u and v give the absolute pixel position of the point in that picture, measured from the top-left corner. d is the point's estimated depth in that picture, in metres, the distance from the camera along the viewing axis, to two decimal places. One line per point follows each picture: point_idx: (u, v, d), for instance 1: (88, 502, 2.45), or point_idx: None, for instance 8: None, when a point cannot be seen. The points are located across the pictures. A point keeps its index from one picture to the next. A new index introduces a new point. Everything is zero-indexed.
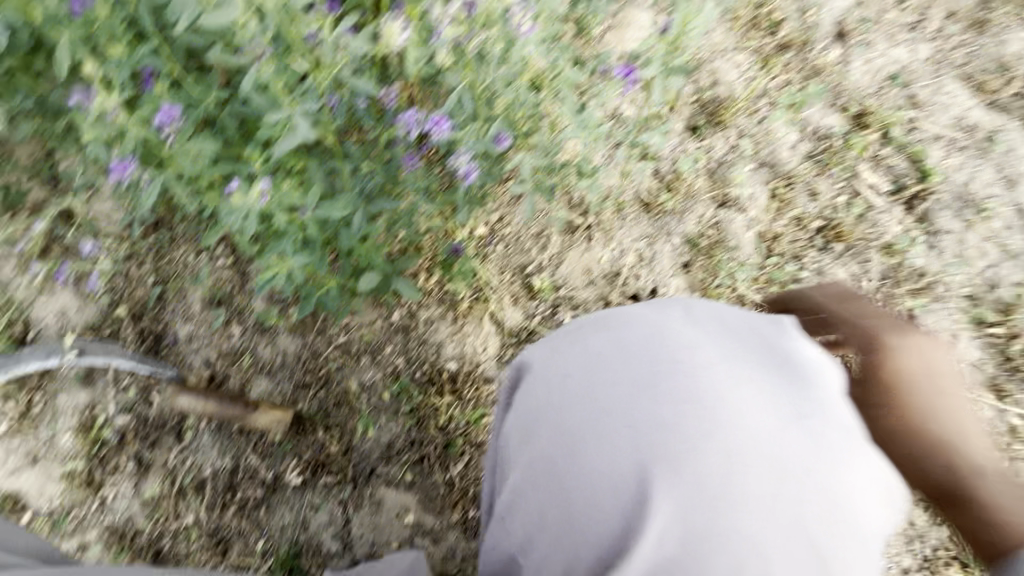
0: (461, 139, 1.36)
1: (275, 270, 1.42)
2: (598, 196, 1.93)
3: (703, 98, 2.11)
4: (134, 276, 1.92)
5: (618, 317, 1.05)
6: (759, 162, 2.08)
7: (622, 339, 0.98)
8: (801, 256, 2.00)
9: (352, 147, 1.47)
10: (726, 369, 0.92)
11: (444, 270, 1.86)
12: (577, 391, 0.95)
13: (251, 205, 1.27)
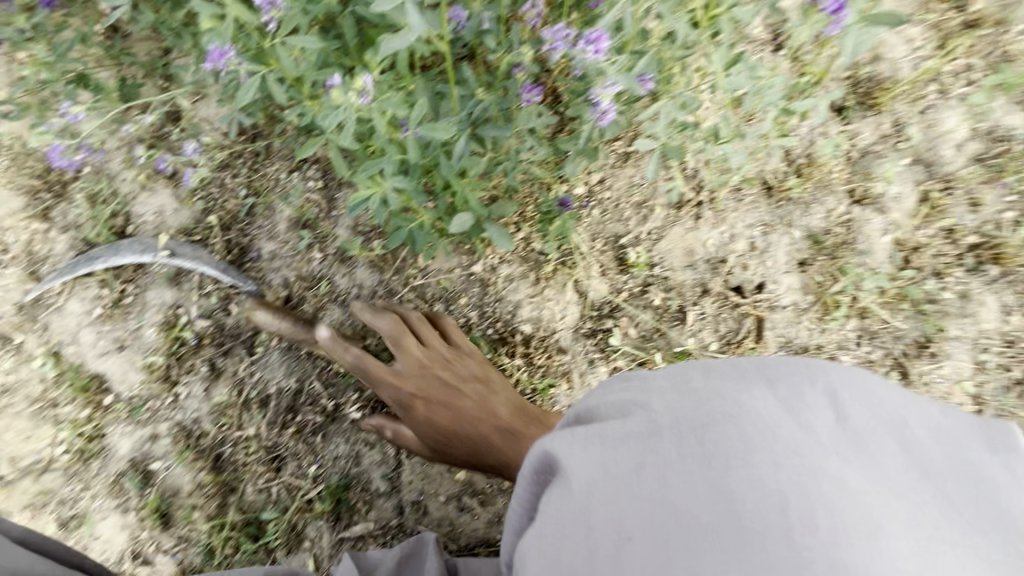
0: (602, 70, 1.21)
1: (367, 186, 1.36)
2: (720, 170, 1.73)
3: (859, 75, 1.82)
4: (229, 186, 1.93)
5: (679, 407, 0.80)
6: (913, 158, 1.78)
7: (741, 492, 0.70)
8: (943, 274, 1.72)
9: (468, 74, 1.39)
10: (781, 465, 0.71)
11: (544, 223, 1.74)
12: (658, 526, 0.72)
13: (352, 106, 1.17)
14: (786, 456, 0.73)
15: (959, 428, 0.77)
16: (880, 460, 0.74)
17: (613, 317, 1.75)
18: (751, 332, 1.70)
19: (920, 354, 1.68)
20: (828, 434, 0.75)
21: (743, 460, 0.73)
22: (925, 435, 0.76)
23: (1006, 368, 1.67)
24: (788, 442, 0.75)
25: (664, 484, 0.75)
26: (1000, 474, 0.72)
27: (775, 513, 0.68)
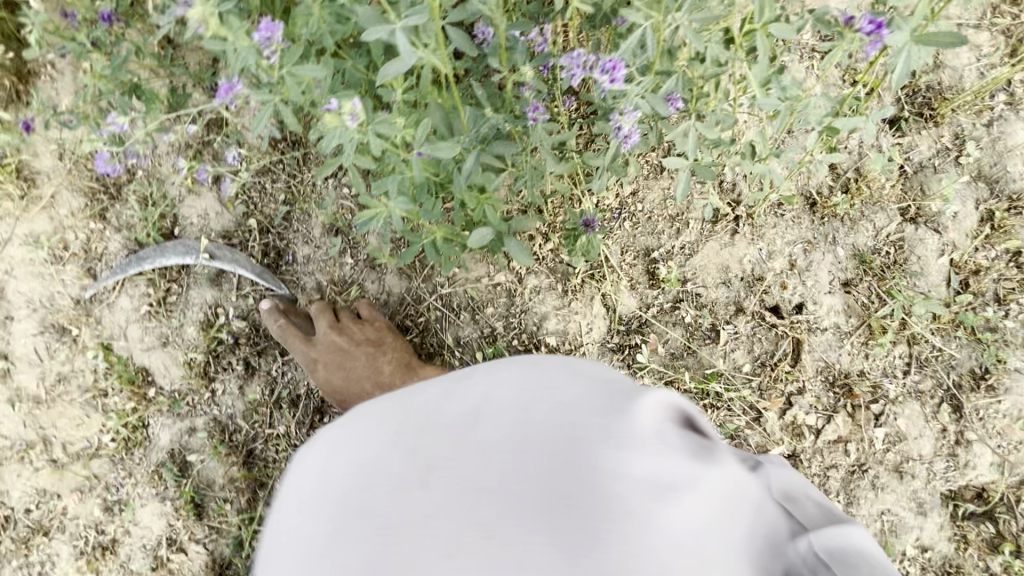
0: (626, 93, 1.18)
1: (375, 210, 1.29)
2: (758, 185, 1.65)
3: (917, 84, 1.70)
4: (268, 191, 1.99)
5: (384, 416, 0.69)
6: (974, 174, 1.65)
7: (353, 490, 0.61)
8: (1006, 300, 1.58)
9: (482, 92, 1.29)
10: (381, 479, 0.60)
11: (569, 240, 1.69)
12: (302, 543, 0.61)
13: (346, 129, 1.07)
14: (370, 427, 0.66)
15: (626, 395, 0.65)
16: (510, 452, 0.59)
17: (642, 333, 1.71)
18: (787, 354, 1.61)
19: (978, 386, 1.54)
20: (450, 410, 0.64)
21: (380, 435, 0.64)
22: (555, 416, 0.60)
23: None
24: (380, 412, 0.69)
25: (299, 481, 0.66)
26: (590, 430, 0.59)
27: (360, 477, 0.61)
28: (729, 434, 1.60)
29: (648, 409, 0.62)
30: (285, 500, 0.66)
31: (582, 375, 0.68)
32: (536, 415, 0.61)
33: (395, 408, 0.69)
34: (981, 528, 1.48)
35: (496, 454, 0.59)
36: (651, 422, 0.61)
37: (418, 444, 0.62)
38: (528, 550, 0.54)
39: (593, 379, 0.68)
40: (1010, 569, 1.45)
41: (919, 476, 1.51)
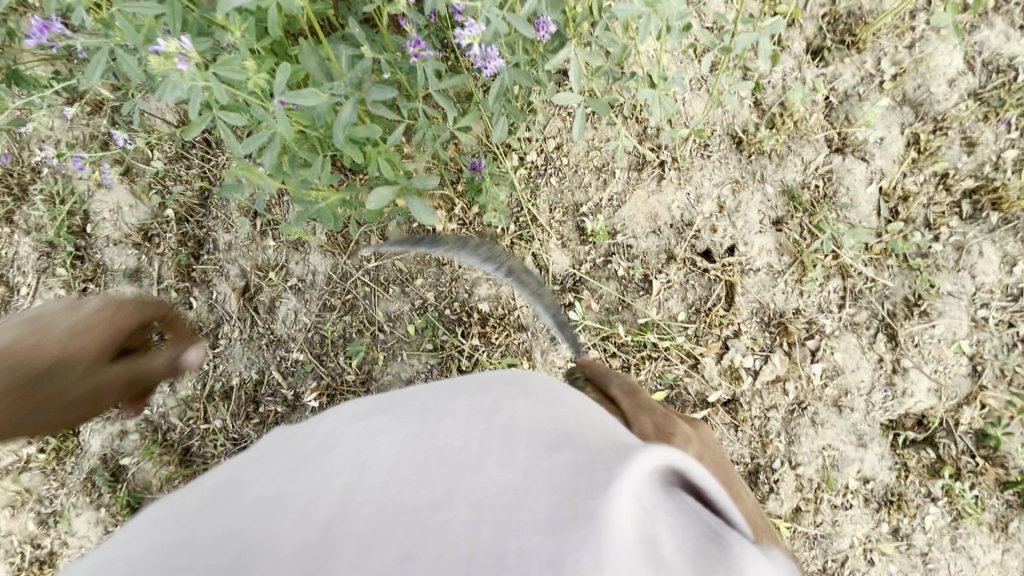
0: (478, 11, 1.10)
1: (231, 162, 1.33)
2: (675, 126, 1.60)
3: (837, 10, 1.65)
4: (182, 177, 1.88)
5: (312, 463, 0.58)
6: (898, 98, 1.62)
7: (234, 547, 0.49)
8: (936, 224, 1.56)
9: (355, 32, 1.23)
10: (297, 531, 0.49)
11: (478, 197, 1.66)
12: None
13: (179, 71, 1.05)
14: (258, 504, 0.53)
15: (599, 464, 0.51)
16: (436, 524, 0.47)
17: (577, 291, 1.65)
18: (720, 298, 1.58)
19: (910, 313, 1.52)
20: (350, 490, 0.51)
21: (245, 527, 0.50)
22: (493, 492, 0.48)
23: (1010, 324, 1.50)
24: (272, 485, 0.56)
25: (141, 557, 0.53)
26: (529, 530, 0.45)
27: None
28: (668, 384, 1.57)
29: (627, 492, 0.47)
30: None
31: (526, 443, 0.54)
32: (457, 509, 0.47)
33: (280, 487, 0.54)
34: (921, 454, 1.47)
35: (392, 568, 0.44)
36: (630, 515, 0.46)
37: (307, 545, 0.47)
38: None
39: (543, 446, 0.54)
40: (952, 493, 1.43)
41: (857, 409, 1.49)
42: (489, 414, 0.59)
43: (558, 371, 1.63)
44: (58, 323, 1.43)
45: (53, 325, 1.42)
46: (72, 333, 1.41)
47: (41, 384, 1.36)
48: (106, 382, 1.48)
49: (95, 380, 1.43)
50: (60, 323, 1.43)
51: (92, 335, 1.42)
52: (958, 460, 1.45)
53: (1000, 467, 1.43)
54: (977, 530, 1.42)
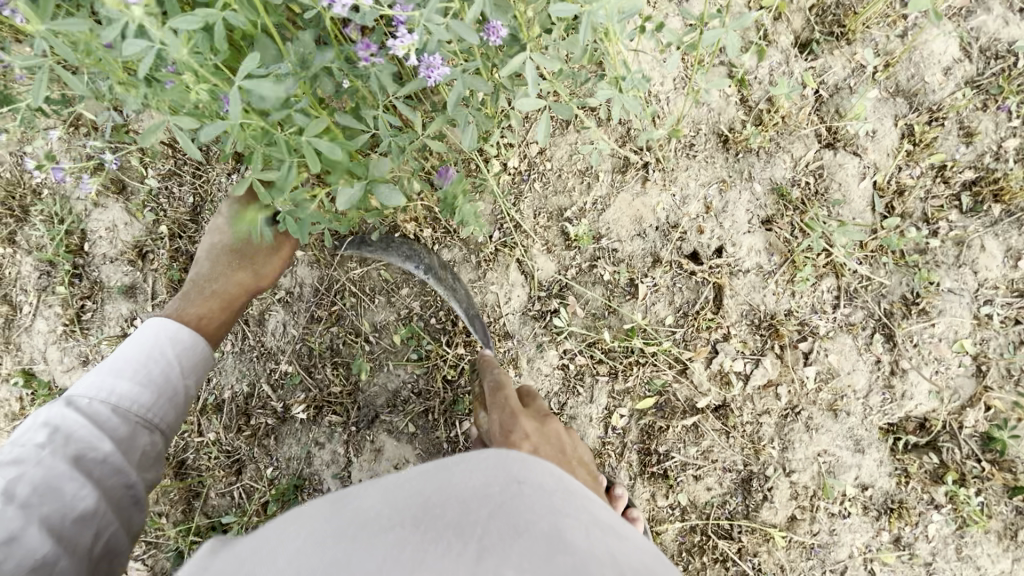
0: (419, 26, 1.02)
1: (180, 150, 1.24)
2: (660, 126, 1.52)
3: (824, 1, 1.60)
4: (176, 194, 1.92)
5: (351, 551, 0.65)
6: (892, 89, 1.55)
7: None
8: (934, 219, 1.49)
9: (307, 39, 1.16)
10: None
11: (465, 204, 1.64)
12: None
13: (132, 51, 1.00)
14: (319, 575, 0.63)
15: None
16: None
17: (563, 297, 1.63)
18: (709, 302, 1.54)
19: (908, 312, 1.46)
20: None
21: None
22: None
23: (1016, 321, 1.44)
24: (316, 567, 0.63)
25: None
26: None
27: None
28: (657, 390, 1.53)
29: None
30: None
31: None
32: None
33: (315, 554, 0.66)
34: (923, 459, 1.40)
35: None
36: None
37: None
38: None
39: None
40: (957, 499, 1.37)
41: (855, 413, 1.44)
42: (475, 565, 0.61)
43: (545, 378, 1.60)
44: (230, 242, 1.56)
45: (224, 243, 1.56)
46: (239, 234, 1.56)
47: (250, 264, 1.55)
48: (287, 249, 1.59)
49: (287, 240, 1.57)
50: (228, 236, 1.56)
51: (265, 225, 1.56)
52: (963, 465, 1.38)
53: (1007, 471, 1.36)
54: (984, 538, 1.36)
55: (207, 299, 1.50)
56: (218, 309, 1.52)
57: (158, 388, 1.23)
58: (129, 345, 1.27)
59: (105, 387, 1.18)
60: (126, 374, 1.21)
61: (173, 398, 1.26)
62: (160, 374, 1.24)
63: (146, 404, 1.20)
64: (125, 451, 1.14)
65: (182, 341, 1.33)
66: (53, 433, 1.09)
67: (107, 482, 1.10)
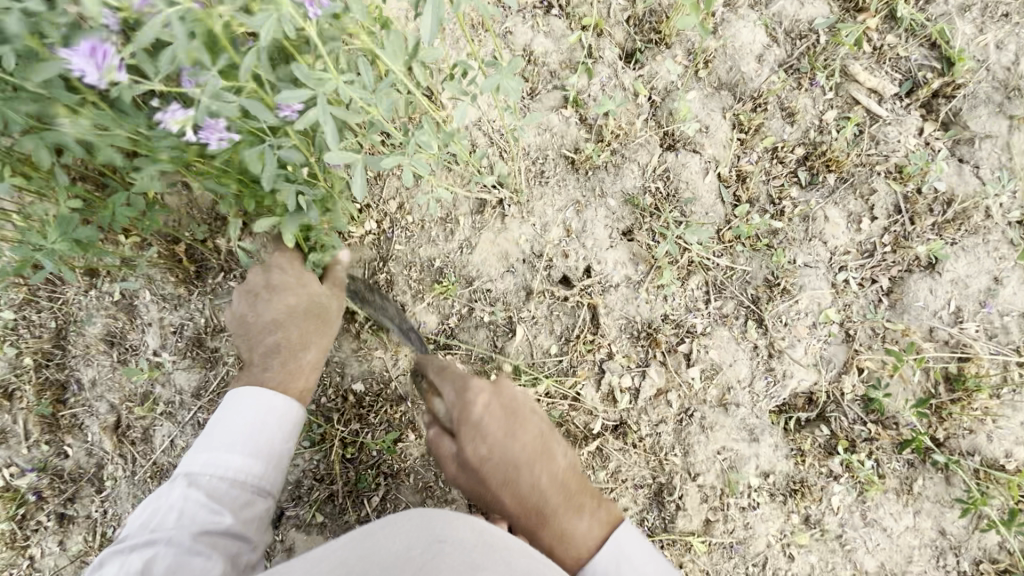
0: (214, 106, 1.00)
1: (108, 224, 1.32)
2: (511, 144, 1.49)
3: (638, 12, 1.65)
4: (33, 321, 1.74)
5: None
6: (716, 83, 1.60)
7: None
8: (778, 199, 1.54)
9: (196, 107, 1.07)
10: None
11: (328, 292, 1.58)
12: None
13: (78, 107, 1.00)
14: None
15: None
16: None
17: (449, 347, 1.59)
18: (587, 323, 1.54)
19: (771, 295, 1.50)
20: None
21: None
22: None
23: (872, 280, 1.49)
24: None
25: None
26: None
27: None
28: (557, 422, 1.52)
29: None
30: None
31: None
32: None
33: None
34: (815, 433, 1.43)
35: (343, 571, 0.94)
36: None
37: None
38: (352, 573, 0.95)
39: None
40: (852, 466, 1.41)
41: (743, 404, 1.46)
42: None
43: None
44: (271, 279, 1.39)
45: (293, 302, 1.39)
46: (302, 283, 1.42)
47: (317, 330, 1.41)
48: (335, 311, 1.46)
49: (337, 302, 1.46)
50: (294, 291, 1.40)
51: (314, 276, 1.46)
52: (849, 431, 1.42)
53: (891, 428, 1.41)
54: (881, 497, 1.40)
55: (290, 367, 1.34)
56: (307, 374, 1.39)
57: (267, 457, 1.20)
58: (236, 420, 1.20)
59: (221, 463, 1.15)
60: (234, 448, 1.17)
61: (283, 464, 1.24)
62: (265, 441, 1.20)
63: (261, 474, 1.18)
64: (246, 519, 1.13)
65: (282, 410, 1.25)
66: (166, 513, 1.06)
67: (228, 548, 1.09)
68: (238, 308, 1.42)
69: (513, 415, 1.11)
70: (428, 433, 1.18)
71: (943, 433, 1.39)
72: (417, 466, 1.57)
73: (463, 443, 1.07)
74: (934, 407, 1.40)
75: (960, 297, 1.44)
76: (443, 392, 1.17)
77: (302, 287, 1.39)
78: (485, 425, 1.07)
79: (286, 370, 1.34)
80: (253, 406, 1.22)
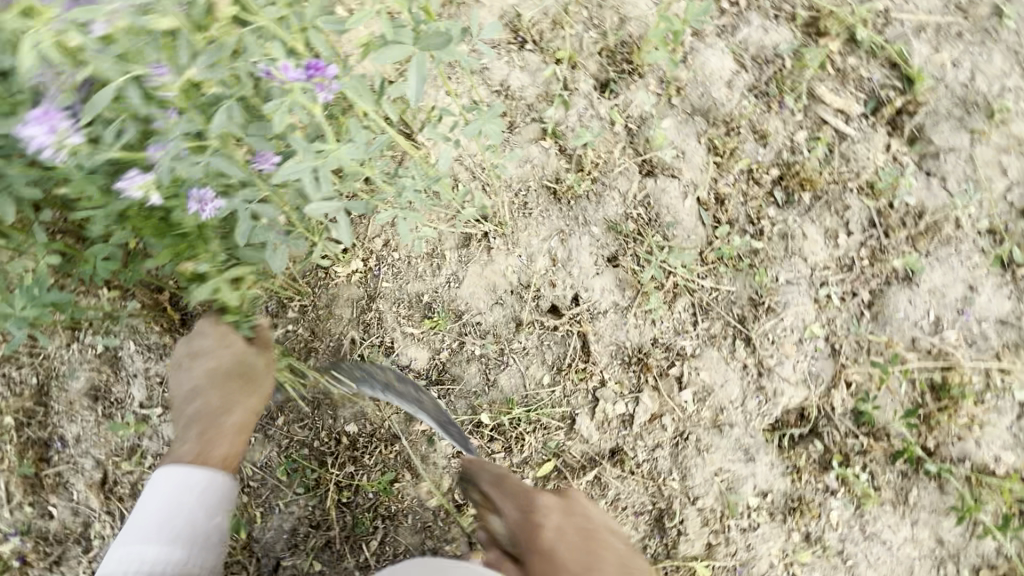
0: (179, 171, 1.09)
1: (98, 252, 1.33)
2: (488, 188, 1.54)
3: (610, 44, 1.70)
4: (14, 379, 1.70)
5: None
6: (689, 110, 1.64)
7: None
8: (757, 219, 1.57)
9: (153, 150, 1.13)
10: None
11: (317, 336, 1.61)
12: None
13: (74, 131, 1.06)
14: None
15: None
16: None
17: (441, 382, 1.58)
18: (577, 351, 1.55)
19: (756, 314, 1.52)
20: None
21: None
22: None
23: (853, 294, 1.52)
24: None
25: None
26: None
27: None
28: (554, 452, 1.52)
29: None
30: None
31: None
32: None
33: None
34: (809, 449, 1.45)
35: None
36: None
37: None
38: None
39: None
40: (847, 480, 1.42)
41: (737, 424, 1.47)
42: None
43: (443, 472, 1.55)
44: (194, 347, 1.41)
45: (220, 364, 1.39)
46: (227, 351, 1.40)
47: (252, 388, 1.40)
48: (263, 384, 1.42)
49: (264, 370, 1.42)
50: (224, 357, 1.40)
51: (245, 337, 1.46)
52: (842, 445, 1.44)
53: (883, 440, 1.42)
54: (878, 509, 1.41)
55: (205, 432, 1.31)
56: (237, 439, 1.35)
57: (188, 540, 1.18)
58: (149, 507, 1.21)
59: (136, 557, 1.13)
60: (153, 538, 1.16)
61: (206, 544, 1.21)
62: (184, 526, 1.19)
63: (182, 560, 1.15)
64: None
65: (200, 486, 1.25)
66: None
67: None
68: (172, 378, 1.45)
69: (591, 538, 1.19)
70: (489, 557, 1.22)
71: (934, 442, 1.41)
72: (415, 505, 1.55)
73: (536, 573, 1.10)
74: (923, 417, 1.42)
75: (938, 306, 1.47)
76: (502, 510, 1.22)
77: (226, 352, 1.40)
78: (559, 554, 1.11)
79: (206, 437, 1.31)
80: (170, 487, 1.23)
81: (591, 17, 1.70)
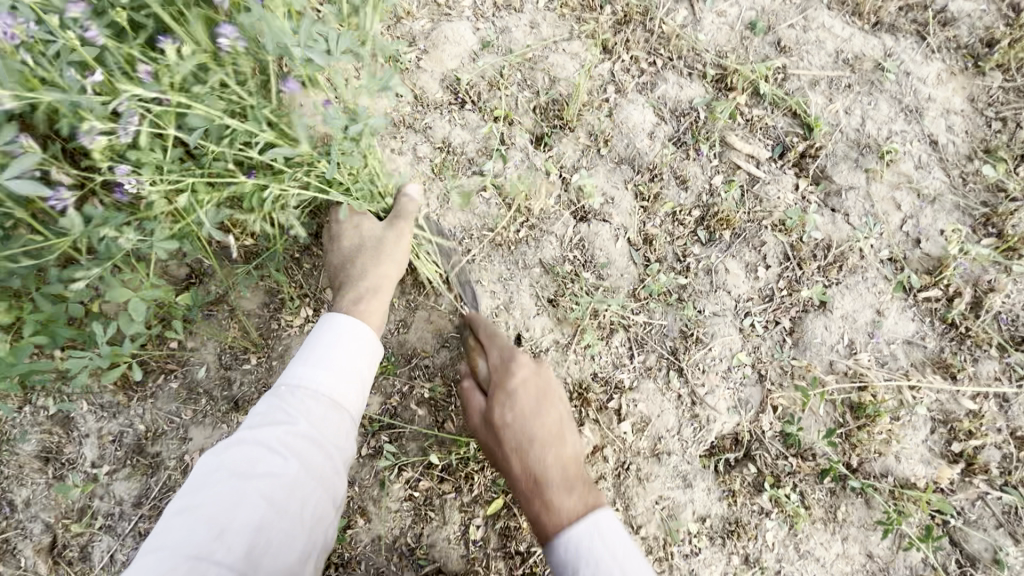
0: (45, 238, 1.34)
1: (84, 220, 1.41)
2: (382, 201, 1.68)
3: (542, 102, 1.84)
4: None
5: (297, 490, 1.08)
6: (616, 159, 1.79)
7: (290, 503, 1.06)
8: (683, 257, 1.69)
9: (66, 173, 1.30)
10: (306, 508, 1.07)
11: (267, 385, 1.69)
12: (284, 519, 1.04)
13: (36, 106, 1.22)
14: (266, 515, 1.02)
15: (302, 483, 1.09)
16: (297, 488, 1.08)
17: (393, 426, 1.63)
18: None
19: (687, 345, 1.62)
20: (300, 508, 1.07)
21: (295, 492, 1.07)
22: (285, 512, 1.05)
23: (775, 322, 1.63)
24: (277, 527, 1.02)
25: (269, 518, 1.02)
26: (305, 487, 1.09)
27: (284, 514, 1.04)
28: (503, 490, 1.57)
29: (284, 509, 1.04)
30: (291, 496, 1.06)
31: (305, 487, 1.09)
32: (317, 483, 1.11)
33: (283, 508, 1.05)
34: (743, 473, 1.51)
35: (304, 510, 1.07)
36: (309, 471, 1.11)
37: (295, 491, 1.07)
38: (305, 502, 1.08)
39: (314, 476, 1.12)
40: (780, 501, 1.49)
41: (674, 451, 1.54)
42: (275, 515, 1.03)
43: (395, 516, 1.58)
44: (349, 241, 1.61)
45: (350, 244, 1.61)
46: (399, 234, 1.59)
47: (381, 259, 1.58)
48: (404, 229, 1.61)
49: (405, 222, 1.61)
50: (367, 237, 1.60)
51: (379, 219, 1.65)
52: (773, 467, 1.51)
53: (810, 460, 1.51)
54: (812, 527, 1.48)
55: (363, 304, 1.50)
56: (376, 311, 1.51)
57: (332, 373, 1.25)
58: (321, 342, 1.30)
59: (310, 381, 1.23)
60: (314, 365, 1.25)
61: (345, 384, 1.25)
62: (335, 363, 1.27)
63: (319, 386, 1.22)
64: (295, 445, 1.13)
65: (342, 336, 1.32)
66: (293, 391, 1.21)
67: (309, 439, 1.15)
68: (340, 249, 1.62)
69: (542, 401, 1.39)
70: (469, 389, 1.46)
71: (857, 459, 1.50)
72: (369, 551, 1.57)
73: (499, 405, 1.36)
74: (845, 436, 1.51)
75: (851, 330, 1.59)
76: (489, 356, 1.48)
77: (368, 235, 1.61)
78: (519, 413, 1.35)
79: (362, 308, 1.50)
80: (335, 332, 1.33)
81: (524, 78, 1.86)
